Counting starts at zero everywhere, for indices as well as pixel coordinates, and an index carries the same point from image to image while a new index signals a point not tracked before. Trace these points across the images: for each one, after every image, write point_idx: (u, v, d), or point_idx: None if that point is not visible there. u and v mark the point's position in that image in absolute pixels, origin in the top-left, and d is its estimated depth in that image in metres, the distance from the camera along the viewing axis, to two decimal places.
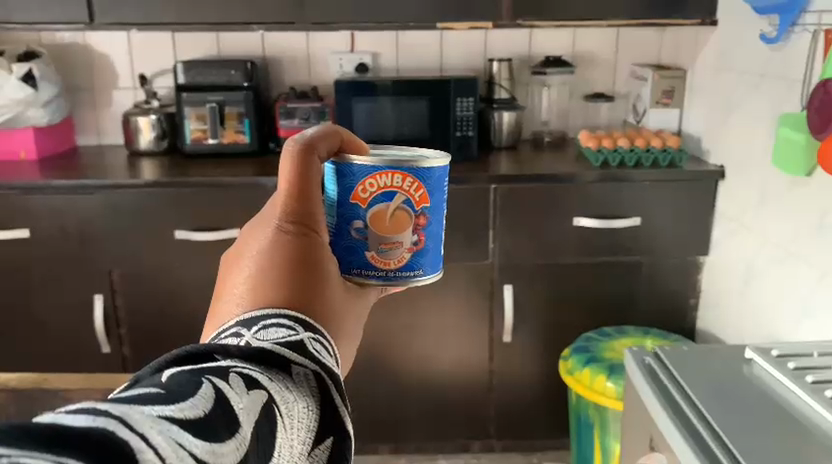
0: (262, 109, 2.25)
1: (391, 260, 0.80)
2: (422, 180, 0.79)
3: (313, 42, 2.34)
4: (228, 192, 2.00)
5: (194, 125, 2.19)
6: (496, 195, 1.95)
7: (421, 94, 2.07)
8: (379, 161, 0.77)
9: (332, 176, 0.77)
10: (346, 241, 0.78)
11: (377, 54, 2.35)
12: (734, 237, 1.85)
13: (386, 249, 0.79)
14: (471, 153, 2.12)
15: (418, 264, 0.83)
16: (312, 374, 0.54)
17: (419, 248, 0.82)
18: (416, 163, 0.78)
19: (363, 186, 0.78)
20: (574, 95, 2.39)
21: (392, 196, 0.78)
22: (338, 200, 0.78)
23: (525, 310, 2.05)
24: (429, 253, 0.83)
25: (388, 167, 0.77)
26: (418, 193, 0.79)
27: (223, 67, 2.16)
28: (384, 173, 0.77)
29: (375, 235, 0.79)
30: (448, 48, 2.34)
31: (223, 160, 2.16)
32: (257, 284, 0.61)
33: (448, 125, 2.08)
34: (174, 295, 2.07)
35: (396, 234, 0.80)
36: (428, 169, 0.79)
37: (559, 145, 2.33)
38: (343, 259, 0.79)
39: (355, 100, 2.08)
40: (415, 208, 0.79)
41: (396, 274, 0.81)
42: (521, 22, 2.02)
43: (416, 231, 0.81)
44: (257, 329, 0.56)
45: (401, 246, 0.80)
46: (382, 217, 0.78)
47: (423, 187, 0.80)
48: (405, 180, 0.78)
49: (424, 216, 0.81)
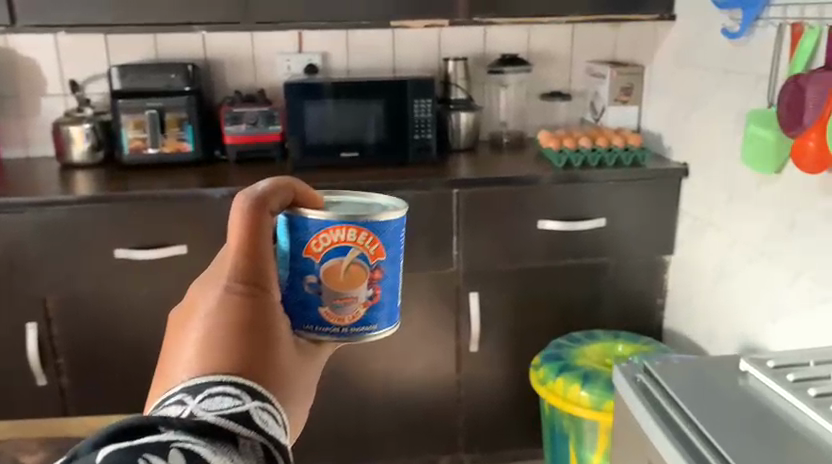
0: (205, 115, 2.11)
1: (346, 316, 0.71)
2: (378, 234, 0.72)
3: (258, 43, 2.22)
4: (173, 205, 1.85)
5: (131, 135, 2.03)
6: (458, 200, 1.87)
7: (377, 96, 1.97)
8: (334, 215, 0.70)
9: (284, 227, 0.69)
10: (296, 296, 0.69)
11: (327, 55, 2.24)
12: (701, 232, 1.83)
13: (340, 305, 0.71)
14: (431, 156, 2.03)
15: (374, 319, 0.74)
16: (261, 446, 0.43)
17: (375, 302, 0.74)
18: (373, 215, 0.71)
19: (316, 240, 0.70)
20: (531, 94, 2.34)
21: (347, 250, 0.71)
22: (288, 254, 0.69)
23: (491, 318, 1.99)
24: (386, 307, 0.75)
25: (342, 221, 0.70)
26: (373, 247, 0.72)
27: (162, 71, 2.02)
28: (338, 227, 0.70)
29: (329, 290, 0.70)
30: (401, 47, 2.25)
31: (165, 171, 2.02)
32: (203, 346, 0.46)
33: (405, 128, 2.00)
34: (116, 318, 1.92)
35: (350, 288, 0.72)
36: (385, 221, 0.73)
37: (518, 146, 2.26)
38: (293, 316, 0.69)
39: (308, 104, 1.97)
40: (371, 262, 0.72)
41: (351, 331, 0.72)
42: (478, 20, 1.94)
43: (372, 286, 0.73)
44: (201, 398, 0.43)
45: (357, 301, 0.72)
46: (337, 271, 0.71)
47: (378, 241, 0.72)
48: (360, 233, 0.71)
49: (380, 270, 0.73)
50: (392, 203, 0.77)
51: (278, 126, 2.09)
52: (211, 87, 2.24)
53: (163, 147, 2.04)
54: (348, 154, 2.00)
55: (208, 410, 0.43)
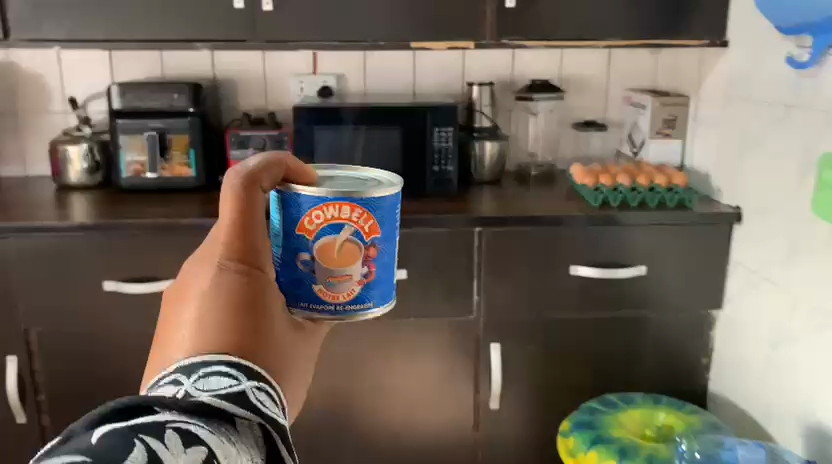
0: (210, 139, 1.96)
1: (340, 292, 0.84)
2: (370, 212, 0.83)
3: (270, 62, 2.07)
4: (168, 237, 1.69)
5: (129, 157, 1.88)
6: (481, 239, 1.69)
7: (395, 124, 1.81)
8: (327, 193, 0.80)
9: (278, 204, 0.81)
10: (294, 272, 0.81)
11: (343, 77, 2.09)
12: (764, 298, 1.64)
13: (335, 282, 0.82)
14: (451, 189, 1.86)
15: (368, 295, 0.86)
16: (255, 424, 0.54)
17: (368, 279, 0.85)
18: (364, 196, 0.82)
19: (310, 218, 0.81)
20: (564, 123, 2.15)
21: (341, 228, 0.82)
22: (285, 231, 0.81)
23: (515, 369, 1.79)
24: (378, 284, 0.86)
25: (335, 200, 0.81)
26: (367, 224, 0.83)
27: (165, 90, 1.87)
28: (331, 205, 0.81)
29: (323, 268, 0.82)
30: (423, 70, 2.09)
31: (165, 196, 1.87)
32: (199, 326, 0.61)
33: (423, 158, 1.82)
34: (103, 355, 1.75)
35: (343, 266, 0.83)
36: (376, 201, 0.83)
37: (548, 180, 2.07)
38: (291, 290, 0.82)
39: (318, 130, 1.81)
40: (364, 239, 0.83)
41: (345, 306, 0.84)
42: (507, 43, 1.77)
43: (365, 263, 0.84)
44: (198, 379, 0.56)
45: (350, 279, 0.83)
46: (330, 249, 0.81)
47: (371, 218, 0.83)
48: (353, 212, 0.81)
49: (373, 248, 0.84)
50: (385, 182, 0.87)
51: (286, 152, 1.94)
52: (219, 107, 2.09)
53: (163, 171, 1.89)
54: None
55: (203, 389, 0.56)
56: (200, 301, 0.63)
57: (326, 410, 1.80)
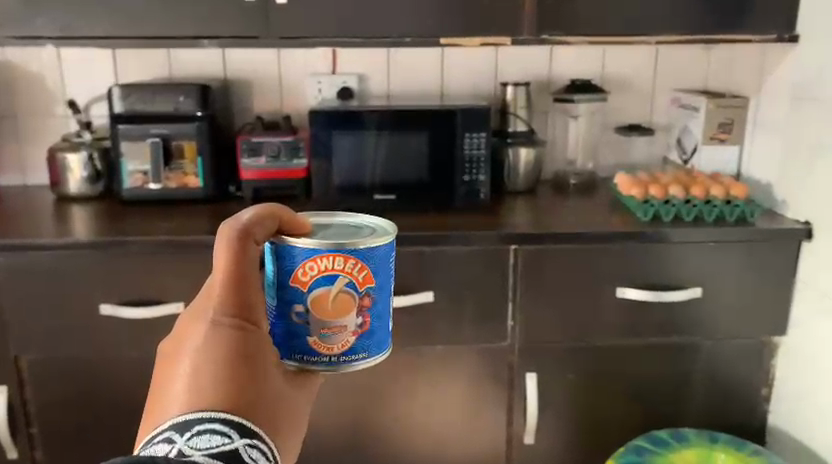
0: (219, 145, 1.80)
1: (335, 345, 0.77)
2: (365, 261, 0.77)
3: (286, 62, 1.91)
4: (169, 255, 1.53)
5: (131, 165, 1.73)
6: (517, 259, 1.51)
7: (421, 128, 1.63)
8: (319, 244, 0.75)
9: (271, 256, 0.76)
10: (287, 324, 0.76)
11: (365, 77, 1.93)
12: None
13: (329, 334, 0.76)
14: (483, 202, 1.68)
15: (364, 347, 0.79)
16: None
17: (364, 330, 0.78)
18: (358, 244, 0.76)
19: (304, 269, 0.75)
20: (606, 127, 1.97)
21: (334, 279, 0.75)
22: (278, 282, 0.76)
23: (551, 403, 1.61)
24: (375, 334, 0.80)
25: (328, 250, 0.75)
26: (362, 274, 0.76)
27: (171, 92, 1.71)
28: (325, 255, 0.75)
29: (317, 320, 0.76)
30: (451, 69, 1.92)
31: (169, 209, 1.72)
32: (192, 384, 0.62)
33: (452, 168, 1.65)
34: (101, 383, 1.61)
35: (338, 318, 0.77)
36: (370, 249, 0.77)
37: (588, 190, 1.88)
38: (285, 343, 0.76)
39: (335, 136, 1.64)
40: (359, 290, 0.76)
41: (341, 359, 0.78)
42: (547, 39, 1.59)
43: (361, 313, 0.78)
44: (190, 436, 0.58)
45: (345, 330, 0.77)
46: (324, 301, 0.75)
47: (366, 268, 0.77)
48: (346, 262, 0.76)
49: (368, 297, 0.78)
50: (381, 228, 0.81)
51: (303, 160, 1.78)
52: (229, 111, 1.93)
53: (169, 182, 1.74)
54: (382, 196, 1.67)
55: (194, 447, 0.57)
56: (197, 358, 0.65)
57: (342, 445, 1.63)
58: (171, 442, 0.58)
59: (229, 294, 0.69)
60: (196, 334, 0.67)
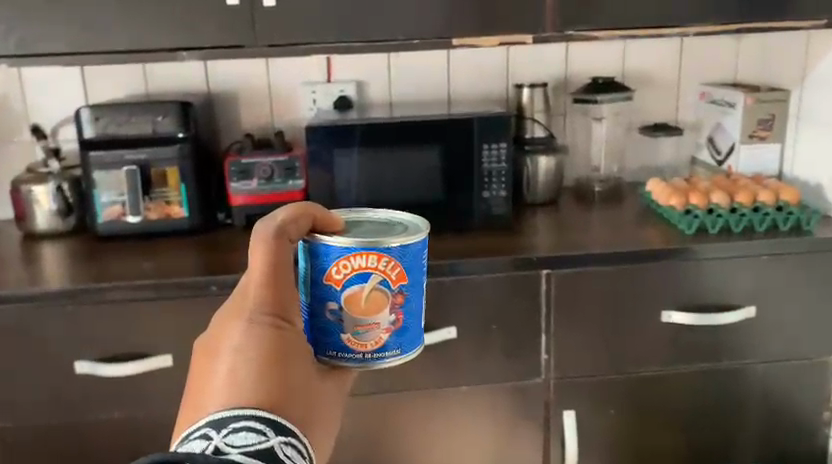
0: (205, 169, 1.61)
1: (368, 342, 0.79)
2: (398, 259, 0.79)
3: (276, 72, 1.73)
4: (152, 300, 1.34)
5: (106, 197, 1.53)
6: (550, 286, 1.33)
7: (433, 141, 1.45)
8: (352, 243, 0.76)
9: (305, 253, 0.78)
10: (321, 322, 0.78)
11: (364, 84, 1.76)
12: None
13: (362, 332, 0.78)
14: (505, 219, 1.50)
15: (397, 344, 0.81)
16: None
17: (397, 327, 0.80)
18: (391, 243, 0.77)
19: (337, 267, 0.77)
20: (632, 128, 1.81)
21: (367, 277, 0.77)
22: (312, 279, 0.78)
23: (592, 442, 1.44)
24: (408, 331, 0.82)
25: (361, 248, 0.77)
26: (394, 272, 0.78)
27: (147, 112, 1.53)
28: (358, 254, 0.77)
29: (350, 317, 0.78)
30: (458, 73, 1.77)
31: (152, 243, 1.53)
32: (228, 385, 0.65)
33: (469, 184, 1.48)
34: (81, 449, 1.41)
35: (371, 315, 0.79)
36: (403, 248, 0.79)
37: (615, 198, 1.72)
38: (320, 340, 0.79)
39: (336, 154, 1.46)
40: (392, 287, 0.78)
41: (373, 356, 0.80)
42: (571, 35, 1.42)
43: (394, 310, 0.79)
44: (225, 433, 0.60)
45: (378, 327, 0.79)
46: (357, 299, 0.77)
47: (399, 266, 0.78)
48: (380, 260, 0.77)
49: (401, 295, 0.79)
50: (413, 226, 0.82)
51: (299, 181, 1.61)
52: (215, 128, 1.74)
53: (150, 214, 1.54)
54: None
55: (231, 444, 0.59)
56: (234, 359, 0.68)
57: None
58: (207, 439, 0.60)
59: (262, 292, 0.72)
60: (233, 333, 0.70)
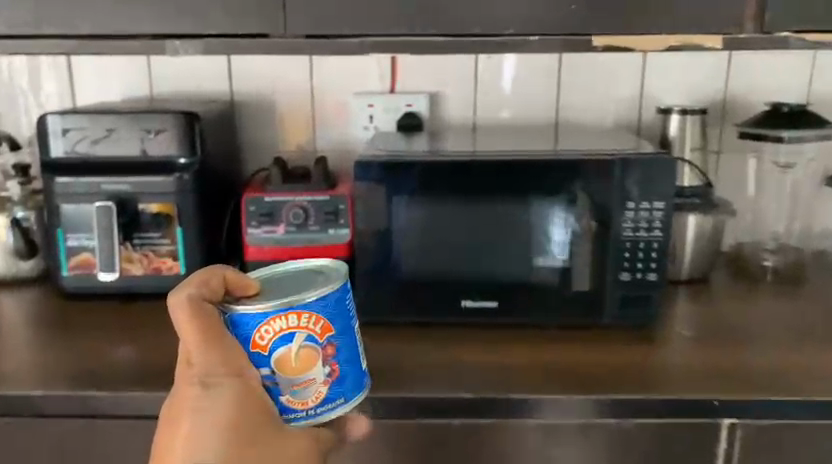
0: (217, 205, 1.17)
1: (308, 400, 0.69)
2: (318, 312, 0.69)
3: (320, 74, 1.29)
4: (102, 420, 0.88)
5: (73, 239, 1.11)
6: (733, 442, 0.85)
7: (542, 189, 0.96)
8: (267, 306, 0.67)
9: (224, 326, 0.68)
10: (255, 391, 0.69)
11: (441, 97, 1.31)
12: None
13: (300, 391, 0.68)
14: (651, 314, 0.98)
15: (339, 393, 0.71)
16: None
17: (336, 378, 0.70)
18: (306, 297, 0.69)
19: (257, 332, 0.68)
20: (823, 176, 1.28)
21: (291, 336, 0.68)
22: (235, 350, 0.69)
23: None
24: (350, 379, 0.72)
25: (277, 310, 0.68)
26: (318, 325, 0.69)
27: (136, 123, 1.07)
28: (276, 316, 0.68)
29: (283, 380, 0.68)
30: (570, 90, 1.30)
31: (132, 308, 1.12)
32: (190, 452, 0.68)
33: (594, 258, 0.97)
34: None
35: (306, 373, 0.69)
36: (321, 300, 0.69)
37: (798, 281, 1.19)
38: None
39: (397, 203, 0.97)
40: (319, 341, 0.69)
41: (319, 412, 0.70)
42: (787, 38, 0.90)
43: (328, 362, 0.70)
44: None
45: (315, 383, 0.69)
46: (286, 360, 0.68)
47: (321, 318, 0.69)
48: (298, 317, 0.68)
49: (331, 346, 0.70)
50: (330, 276, 0.74)
51: (343, 229, 1.16)
52: (240, 149, 1.31)
53: (132, 268, 1.12)
54: (473, 303, 0.99)
55: None
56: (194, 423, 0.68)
57: None
58: None
59: (209, 355, 0.68)
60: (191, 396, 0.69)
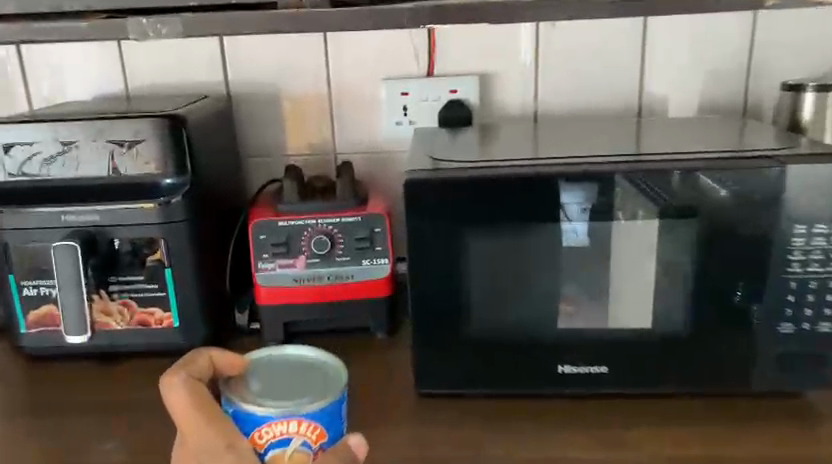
0: (218, 236, 0.91)
1: None
2: (319, 418, 0.58)
3: (337, 56, 1.01)
4: None
5: (30, 286, 0.85)
6: None
7: (587, 195, 0.72)
8: (266, 411, 0.56)
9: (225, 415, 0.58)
10: None
11: (494, 78, 1.03)
12: None
13: None
14: (820, 380, 0.73)
15: None
16: None
17: None
18: (307, 405, 0.57)
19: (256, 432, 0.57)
20: None
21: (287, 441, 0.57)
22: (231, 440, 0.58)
23: None
24: None
25: (274, 416, 0.56)
26: (315, 432, 0.58)
27: (103, 134, 0.80)
28: (274, 420, 0.56)
29: None
30: (659, 62, 1.02)
31: (115, 371, 0.88)
32: None
33: (646, 255, 0.74)
34: None
35: None
36: (322, 407, 0.58)
37: None
38: None
39: (467, 234, 0.73)
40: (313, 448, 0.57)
41: None
42: None
43: None
44: None
45: None
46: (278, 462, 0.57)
47: (320, 425, 0.58)
48: (298, 424, 0.57)
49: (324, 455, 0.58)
50: (335, 372, 0.62)
51: (382, 262, 0.90)
52: (243, 155, 1.05)
53: (109, 323, 0.86)
54: (574, 368, 0.76)
55: None
56: None
57: None
58: None
59: (205, 430, 0.56)
60: None
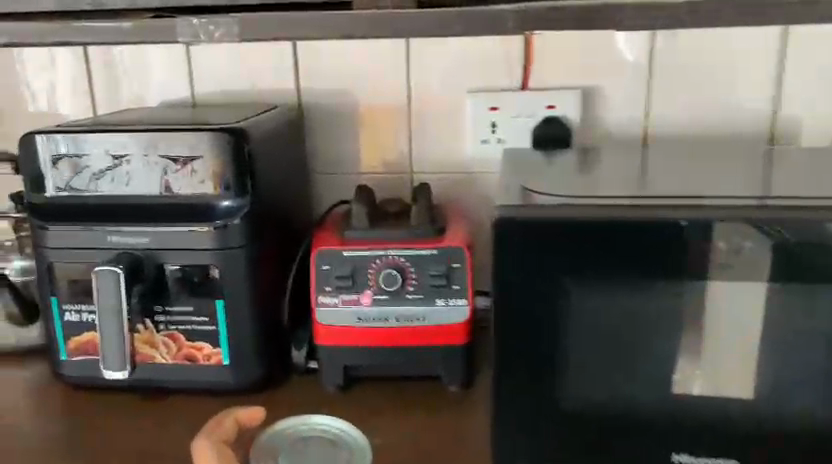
0: (278, 263, 0.81)
1: None
2: None
3: (420, 64, 0.90)
4: None
5: (72, 311, 0.78)
6: None
7: (717, 252, 0.59)
8: None
9: None
10: None
11: (598, 93, 0.89)
12: None
13: None
14: None
15: None
16: None
17: None
18: None
19: None
20: None
21: None
22: None
23: None
24: None
25: None
26: None
27: (155, 148, 0.72)
28: None
29: None
30: (800, 78, 0.86)
31: (158, 409, 0.80)
32: None
33: (782, 327, 0.61)
34: None
35: None
36: None
37: None
38: None
39: (572, 288, 0.61)
40: None
41: None
42: None
43: None
44: None
45: None
46: None
47: None
48: None
49: None
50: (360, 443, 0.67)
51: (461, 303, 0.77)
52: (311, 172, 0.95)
53: (152, 356, 0.78)
54: (692, 460, 0.64)
55: None
56: None
57: None
58: None
59: None
60: None
